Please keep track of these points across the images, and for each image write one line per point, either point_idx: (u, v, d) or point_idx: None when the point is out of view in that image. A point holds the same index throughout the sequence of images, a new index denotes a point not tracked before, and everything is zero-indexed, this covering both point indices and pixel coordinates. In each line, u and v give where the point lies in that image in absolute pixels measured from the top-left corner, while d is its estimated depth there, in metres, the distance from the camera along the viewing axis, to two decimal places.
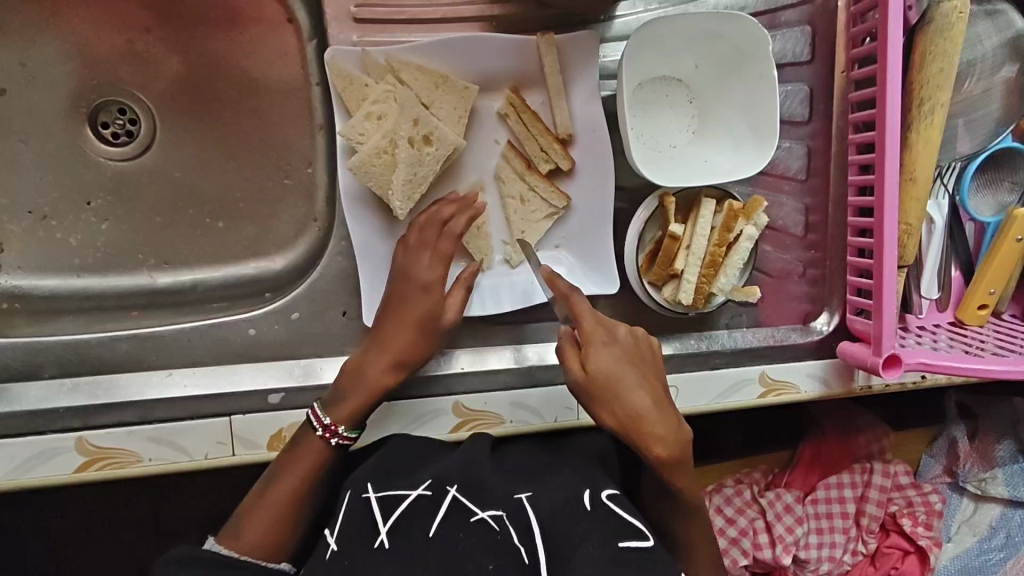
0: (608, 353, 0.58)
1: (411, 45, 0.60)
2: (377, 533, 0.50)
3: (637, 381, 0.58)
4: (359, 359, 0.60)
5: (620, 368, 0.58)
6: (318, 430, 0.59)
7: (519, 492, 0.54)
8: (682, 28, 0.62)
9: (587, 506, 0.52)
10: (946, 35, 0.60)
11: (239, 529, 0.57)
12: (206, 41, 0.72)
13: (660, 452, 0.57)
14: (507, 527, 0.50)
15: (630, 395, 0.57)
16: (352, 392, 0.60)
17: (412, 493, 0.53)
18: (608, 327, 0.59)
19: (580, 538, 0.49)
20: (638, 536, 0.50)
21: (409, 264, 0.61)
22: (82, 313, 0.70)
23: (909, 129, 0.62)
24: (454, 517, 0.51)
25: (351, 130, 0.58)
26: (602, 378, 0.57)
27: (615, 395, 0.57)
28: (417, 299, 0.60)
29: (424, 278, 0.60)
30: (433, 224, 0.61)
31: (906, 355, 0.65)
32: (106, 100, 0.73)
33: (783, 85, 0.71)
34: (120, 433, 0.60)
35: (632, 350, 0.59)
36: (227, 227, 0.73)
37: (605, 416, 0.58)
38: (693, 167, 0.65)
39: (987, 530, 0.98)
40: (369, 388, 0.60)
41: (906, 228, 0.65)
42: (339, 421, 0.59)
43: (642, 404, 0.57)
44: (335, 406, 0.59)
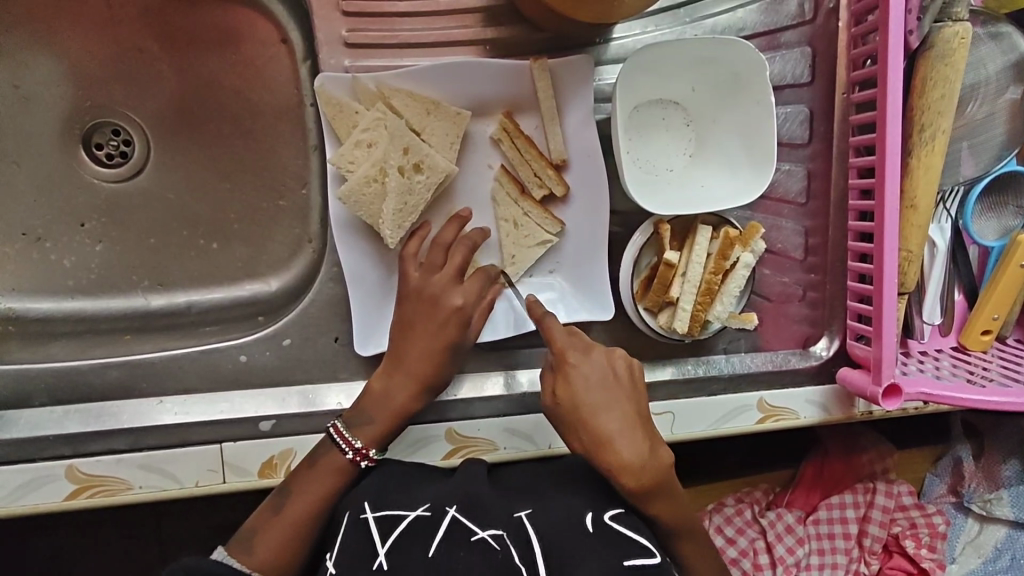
0: (582, 374, 0.56)
1: (402, 71, 0.59)
2: (375, 555, 0.50)
3: (609, 405, 0.55)
4: (386, 382, 0.60)
5: (589, 390, 0.55)
6: (347, 454, 0.58)
7: (518, 510, 0.53)
8: (678, 52, 0.61)
9: (589, 528, 0.51)
10: (947, 61, 0.59)
11: (252, 543, 0.56)
12: (200, 62, 0.72)
13: (627, 479, 0.53)
14: (508, 546, 0.49)
15: (597, 418, 0.55)
16: (376, 418, 0.59)
17: (411, 513, 0.52)
18: (583, 347, 0.57)
19: (581, 557, 0.48)
20: (643, 554, 0.50)
21: (436, 286, 0.60)
22: (75, 336, 0.69)
23: (910, 154, 0.61)
24: (454, 536, 0.50)
25: (340, 158, 0.58)
26: (570, 399, 0.55)
27: (582, 415, 0.55)
28: (446, 323, 0.60)
29: (458, 301, 0.60)
30: (465, 250, 0.61)
31: (906, 385, 0.64)
32: (100, 121, 0.72)
33: (782, 107, 0.69)
34: (110, 461, 0.59)
35: (606, 372, 0.56)
36: (222, 248, 0.73)
37: (574, 438, 0.56)
38: (689, 194, 0.64)
39: (992, 552, 0.96)
40: (393, 413, 0.59)
41: (907, 254, 0.63)
42: (368, 444, 0.59)
43: (610, 429, 0.54)
44: (362, 428, 0.59)
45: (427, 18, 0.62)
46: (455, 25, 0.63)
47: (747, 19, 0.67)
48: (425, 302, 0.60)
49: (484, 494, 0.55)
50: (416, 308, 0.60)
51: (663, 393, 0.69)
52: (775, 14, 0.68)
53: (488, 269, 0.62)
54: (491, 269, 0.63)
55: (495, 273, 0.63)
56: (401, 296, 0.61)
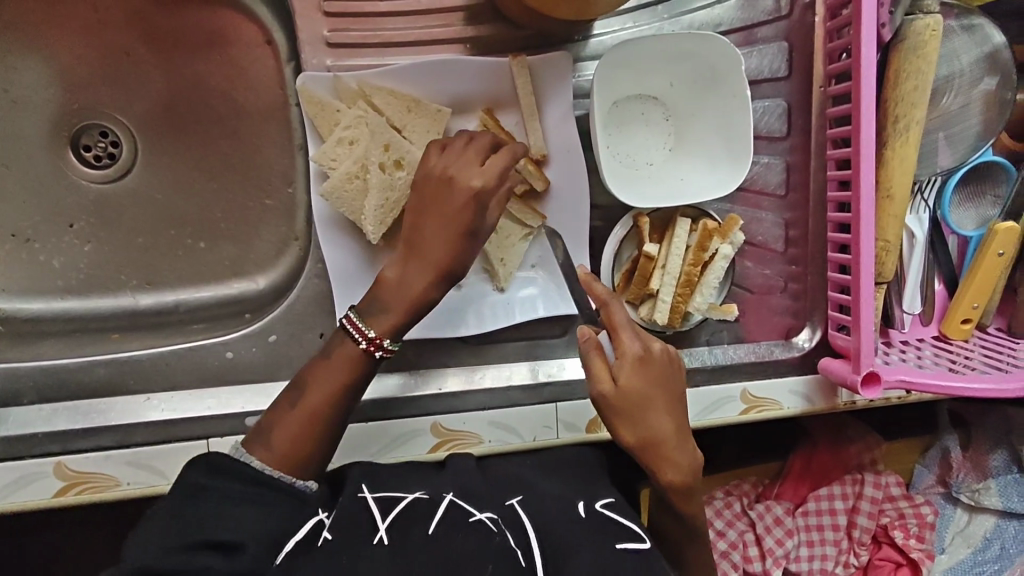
0: (645, 368, 0.53)
1: (382, 70, 0.60)
2: (375, 529, 0.49)
3: (664, 405, 0.53)
4: (401, 271, 0.56)
5: (650, 389, 0.53)
6: (361, 343, 0.54)
7: (510, 500, 0.55)
8: (655, 47, 0.62)
9: (581, 513, 0.54)
10: (918, 53, 0.60)
11: (270, 435, 0.53)
12: (187, 63, 0.72)
13: (670, 479, 0.54)
14: (504, 530, 0.50)
15: (654, 418, 0.53)
16: (391, 305, 0.55)
17: (409, 496, 0.53)
18: (644, 341, 0.54)
19: (575, 544, 0.49)
20: (634, 539, 0.52)
21: (452, 168, 0.55)
22: (64, 336, 0.70)
23: (885, 145, 0.62)
24: (453, 517, 0.50)
25: (322, 155, 0.59)
26: (632, 396, 0.52)
27: (641, 414, 0.52)
28: (462, 206, 0.54)
29: (477, 183, 0.54)
30: (483, 143, 0.57)
31: (884, 373, 0.65)
32: (88, 123, 0.73)
33: (760, 101, 0.71)
34: (98, 458, 0.60)
35: (666, 370, 0.54)
36: (209, 247, 0.74)
37: (623, 433, 0.53)
38: (669, 187, 0.65)
39: (982, 541, 0.96)
40: (408, 301, 0.55)
41: (884, 244, 0.64)
42: (383, 333, 0.55)
43: (665, 430, 0.53)
44: (375, 317, 0.55)
45: (407, 17, 0.63)
46: (436, 23, 0.63)
47: (723, 16, 0.68)
48: (439, 183, 0.55)
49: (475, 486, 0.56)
50: (430, 193, 0.55)
51: None
52: (752, 10, 0.69)
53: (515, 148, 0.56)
54: (513, 149, 0.56)
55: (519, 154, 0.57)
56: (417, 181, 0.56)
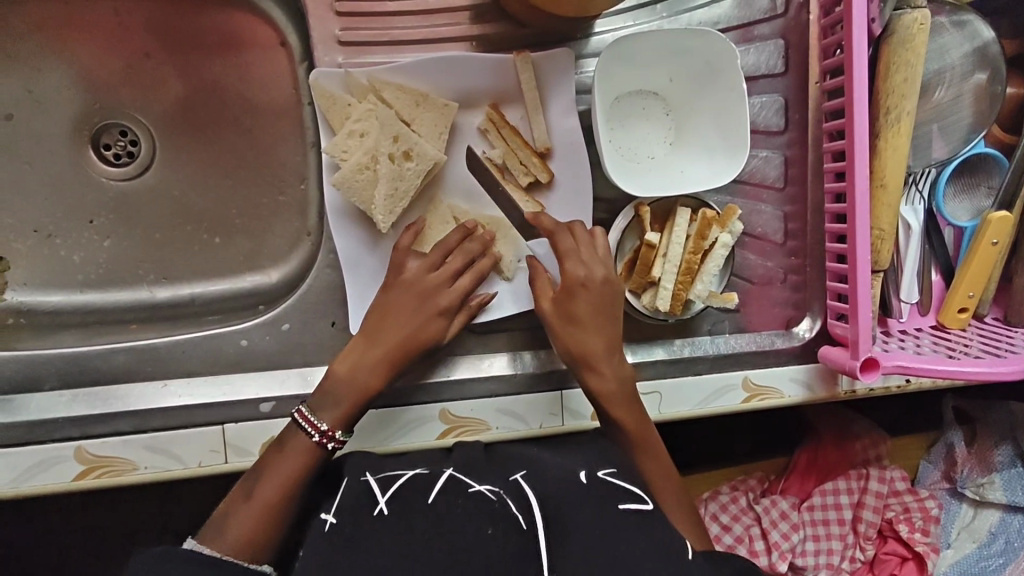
0: (582, 291, 0.62)
1: (392, 66, 0.62)
2: (375, 501, 0.50)
3: (597, 323, 0.62)
4: (351, 365, 0.61)
5: (582, 309, 0.62)
6: (314, 436, 0.59)
7: (515, 474, 0.55)
8: (655, 44, 0.64)
9: (582, 480, 0.54)
10: (907, 46, 0.62)
11: (224, 526, 0.56)
12: (204, 65, 0.75)
13: (596, 388, 0.63)
14: (505, 497, 0.49)
15: (584, 333, 0.62)
16: (341, 399, 0.60)
17: (409, 472, 0.55)
18: (588, 270, 0.62)
19: (577, 505, 0.49)
20: (637, 500, 0.53)
21: (426, 284, 0.63)
22: (84, 328, 0.73)
23: (878, 135, 0.64)
24: (454, 486, 0.51)
25: (334, 147, 0.61)
26: (566, 314, 0.62)
27: (573, 329, 0.62)
28: (428, 321, 0.62)
29: (444, 302, 0.63)
30: (464, 257, 0.64)
31: (883, 359, 0.67)
32: (108, 123, 0.76)
33: (758, 97, 0.72)
34: (117, 442, 0.62)
35: (602, 294, 0.62)
36: (224, 242, 0.76)
37: (557, 343, 0.63)
38: (668, 178, 0.67)
39: (987, 536, 0.97)
40: (359, 394, 0.61)
41: (879, 232, 0.66)
42: (334, 426, 0.60)
43: (594, 346, 0.62)
44: (327, 411, 0.60)
45: (417, 17, 0.66)
46: (444, 22, 0.66)
47: (722, 13, 0.71)
48: (412, 296, 0.63)
49: (480, 463, 0.58)
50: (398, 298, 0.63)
51: (651, 372, 0.72)
52: (749, 9, 0.71)
53: (482, 269, 0.64)
54: (485, 268, 0.64)
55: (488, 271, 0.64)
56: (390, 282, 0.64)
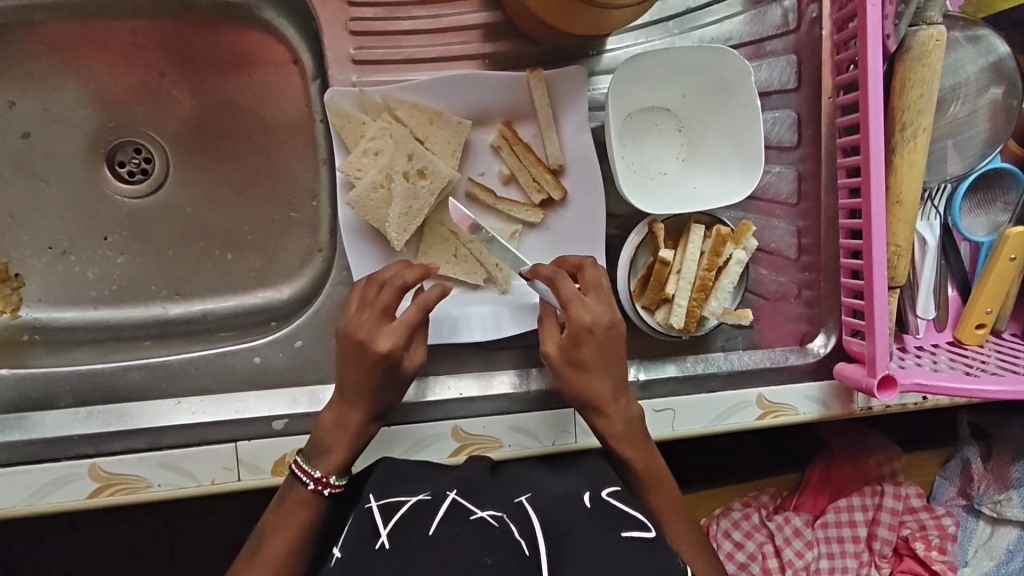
0: (591, 335, 0.61)
1: (406, 85, 0.63)
2: (377, 535, 0.50)
3: (606, 368, 0.62)
4: (338, 414, 0.61)
5: (589, 356, 0.61)
6: (309, 485, 0.60)
7: (518, 496, 0.54)
8: (667, 61, 0.64)
9: (587, 503, 0.53)
10: (923, 62, 0.61)
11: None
12: (217, 84, 0.76)
13: (606, 431, 0.63)
14: (507, 524, 0.50)
15: (593, 378, 0.62)
16: (333, 445, 0.60)
17: (412, 498, 0.54)
18: (592, 317, 0.61)
19: (580, 529, 0.49)
20: (640, 527, 0.52)
21: (364, 329, 0.59)
22: (98, 344, 0.73)
23: (894, 151, 0.64)
24: (454, 514, 0.51)
25: (349, 166, 0.61)
26: (573, 362, 0.62)
27: (580, 375, 0.62)
28: (373, 367, 0.59)
29: (386, 346, 0.58)
30: (396, 291, 0.60)
31: (900, 376, 0.66)
32: (123, 140, 0.76)
33: (771, 112, 0.72)
34: (131, 460, 0.62)
35: (608, 338, 0.61)
36: (236, 258, 0.76)
37: (565, 387, 0.63)
38: (682, 195, 0.67)
39: (1004, 554, 0.95)
40: (349, 438, 0.60)
41: (895, 249, 0.66)
42: (329, 473, 0.60)
43: (602, 391, 0.62)
44: (320, 459, 0.60)
45: (429, 35, 0.66)
46: (456, 40, 0.66)
47: (733, 29, 0.71)
48: (353, 346, 0.59)
49: (480, 485, 0.57)
50: (352, 350, 0.59)
51: (664, 389, 0.71)
52: (760, 25, 0.71)
53: (421, 303, 0.60)
54: (428, 300, 0.60)
55: (432, 303, 0.60)
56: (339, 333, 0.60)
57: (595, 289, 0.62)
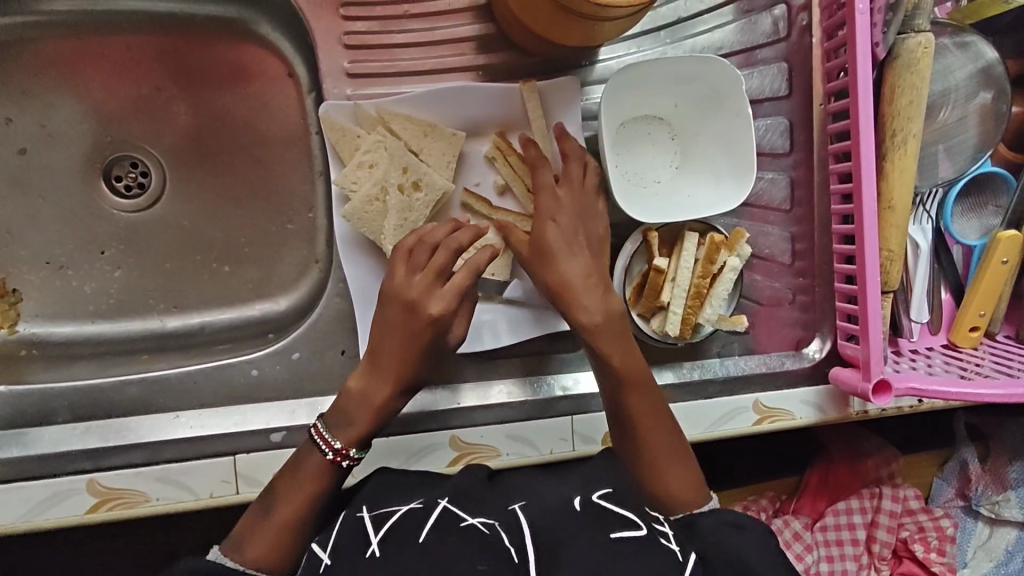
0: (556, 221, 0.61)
1: (401, 98, 0.63)
2: (368, 543, 0.50)
3: (573, 250, 0.61)
4: (364, 383, 0.59)
5: (555, 239, 0.61)
6: (328, 454, 0.57)
7: (513, 503, 0.55)
8: (660, 71, 0.65)
9: (577, 507, 0.54)
10: (912, 69, 0.62)
11: (242, 543, 0.55)
12: (213, 97, 0.76)
13: (583, 323, 0.60)
14: (497, 531, 0.50)
15: (563, 264, 0.60)
16: (355, 418, 0.59)
17: (404, 507, 0.55)
18: (564, 198, 0.62)
19: (572, 534, 0.49)
20: (631, 526, 0.51)
21: (412, 292, 0.58)
22: (95, 358, 0.73)
23: (885, 158, 0.64)
24: (445, 521, 0.51)
25: (345, 179, 0.62)
26: (541, 244, 0.61)
27: (549, 261, 0.61)
28: (422, 331, 0.59)
29: (435, 310, 0.58)
30: (449, 251, 0.59)
31: (895, 381, 0.66)
32: (119, 154, 0.76)
33: (763, 119, 0.73)
34: (129, 475, 0.62)
35: (578, 223, 0.62)
36: (233, 270, 0.77)
37: (539, 279, 0.61)
38: (676, 203, 0.68)
39: (1004, 555, 0.96)
40: (371, 413, 0.59)
41: (888, 254, 0.66)
42: (349, 444, 0.58)
43: (572, 276, 0.60)
44: (341, 431, 0.58)
45: (424, 47, 0.67)
46: (451, 53, 0.67)
47: (725, 38, 0.71)
48: (404, 309, 0.59)
49: (478, 494, 0.57)
50: (392, 314, 0.59)
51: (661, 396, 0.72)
52: (751, 34, 0.72)
53: (474, 265, 0.59)
54: (478, 263, 0.59)
55: (483, 267, 0.59)
56: (384, 290, 0.60)
57: (569, 180, 0.63)
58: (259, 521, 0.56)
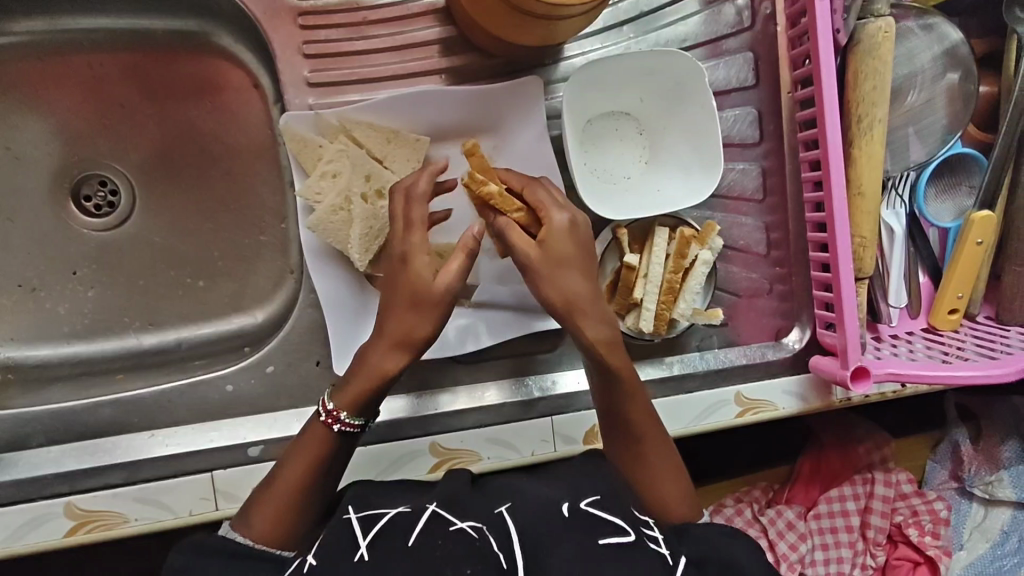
0: (557, 226, 0.55)
1: (361, 105, 0.63)
2: (356, 546, 0.49)
3: (582, 262, 0.56)
4: (367, 347, 0.57)
5: (563, 246, 0.55)
6: (321, 416, 0.57)
7: (498, 508, 0.54)
8: (623, 66, 0.65)
9: (565, 513, 0.52)
10: (873, 54, 0.62)
11: (252, 515, 0.55)
12: (179, 111, 0.76)
13: (593, 336, 0.56)
14: (486, 535, 0.49)
15: (571, 275, 0.55)
16: (354, 377, 0.56)
17: (391, 511, 0.53)
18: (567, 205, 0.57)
19: (556, 538, 0.49)
20: (619, 533, 0.50)
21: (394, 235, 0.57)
22: (72, 380, 0.73)
23: (852, 144, 0.64)
24: (433, 526, 0.50)
25: (307, 190, 0.61)
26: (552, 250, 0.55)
27: (559, 271, 0.55)
28: (408, 273, 0.55)
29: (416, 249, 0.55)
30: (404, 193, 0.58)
31: (872, 367, 0.66)
32: (88, 174, 0.76)
33: (732, 110, 0.73)
34: (106, 496, 0.61)
35: (586, 230, 0.57)
36: (208, 285, 0.76)
37: (545, 290, 0.55)
38: (645, 199, 0.67)
39: (1000, 535, 0.95)
40: (370, 374, 0.55)
41: (861, 240, 0.66)
42: (341, 407, 0.56)
43: (580, 289, 0.55)
44: (340, 392, 0.56)
45: (385, 53, 0.66)
46: (412, 56, 0.66)
47: (689, 30, 0.71)
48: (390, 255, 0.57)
49: (463, 500, 0.56)
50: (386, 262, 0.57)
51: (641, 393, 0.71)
52: (715, 25, 0.71)
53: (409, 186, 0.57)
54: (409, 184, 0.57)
55: (421, 189, 0.57)
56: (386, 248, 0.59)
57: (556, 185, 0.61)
58: (264, 493, 0.56)
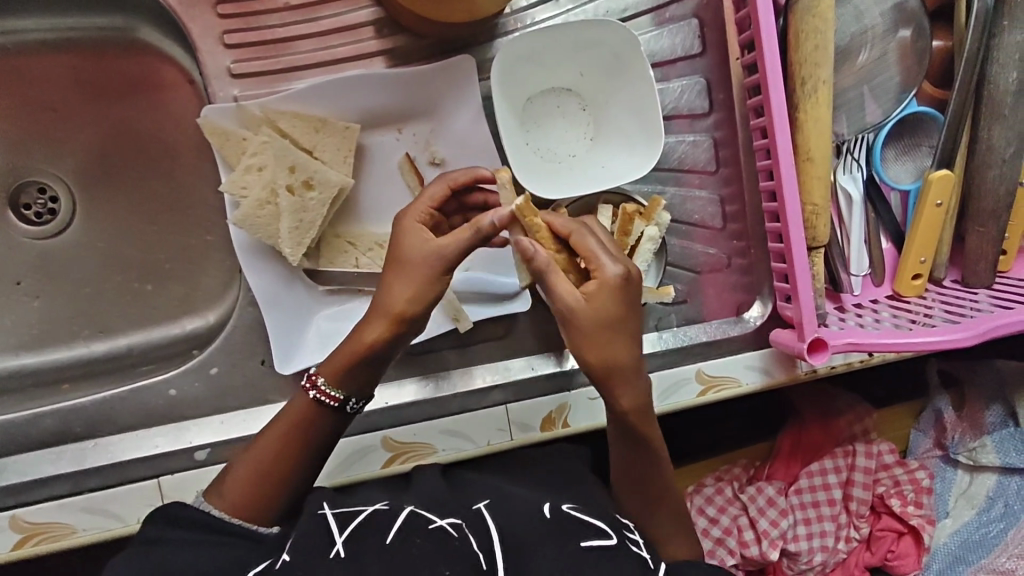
0: (605, 280, 0.50)
1: (285, 95, 0.60)
2: (332, 542, 0.47)
3: (624, 327, 0.50)
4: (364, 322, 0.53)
5: (605, 308, 0.49)
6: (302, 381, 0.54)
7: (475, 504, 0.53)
8: (558, 40, 0.62)
9: (547, 515, 0.51)
10: (814, 11, 0.59)
11: (226, 487, 0.53)
12: (114, 112, 0.74)
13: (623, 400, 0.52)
14: (466, 534, 0.48)
15: (614, 343, 0.50)
16: (344, 346, 0.53)
17: (368, 508, 0.51)
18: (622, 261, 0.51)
19: (537, 543, 0.48)
20: (601, 536, 0.50)
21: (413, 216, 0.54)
22: (21, 392, 0.72)
23: (797, 108, 0.62)
24: (412, 524, 0.48)
25: (232, 185, 0.60)
26: (593, 307, 0.49)
27: (599, 334, 0.50)
28: (413, 247, 0.51)
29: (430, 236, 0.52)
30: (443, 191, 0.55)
31: (831, 338, 0.64)
32: (25, 181, 0.74)
33: (679, 80, 0.70)
34: (51, 508, 0.60)
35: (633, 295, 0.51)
36: (156, 288, 0.75)
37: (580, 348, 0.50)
38: (589, 176, 0.65)
39: (985, 501, 0.93)
40: (357, 351, 0.52)
41: (812, 208, 0.63)
42: (325, 375, 0.53)
43: (618, 354, 0.50)
44: (330, 362, 0.54)
45: (312, 40, 0.64)
46: (341, 41, 0.64)
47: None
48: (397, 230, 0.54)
49: (441, 498, 0.54)
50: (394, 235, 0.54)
51: None
52: None
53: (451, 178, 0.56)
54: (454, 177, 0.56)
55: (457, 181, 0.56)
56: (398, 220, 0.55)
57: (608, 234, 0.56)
58: (239, 464, 0.54)
